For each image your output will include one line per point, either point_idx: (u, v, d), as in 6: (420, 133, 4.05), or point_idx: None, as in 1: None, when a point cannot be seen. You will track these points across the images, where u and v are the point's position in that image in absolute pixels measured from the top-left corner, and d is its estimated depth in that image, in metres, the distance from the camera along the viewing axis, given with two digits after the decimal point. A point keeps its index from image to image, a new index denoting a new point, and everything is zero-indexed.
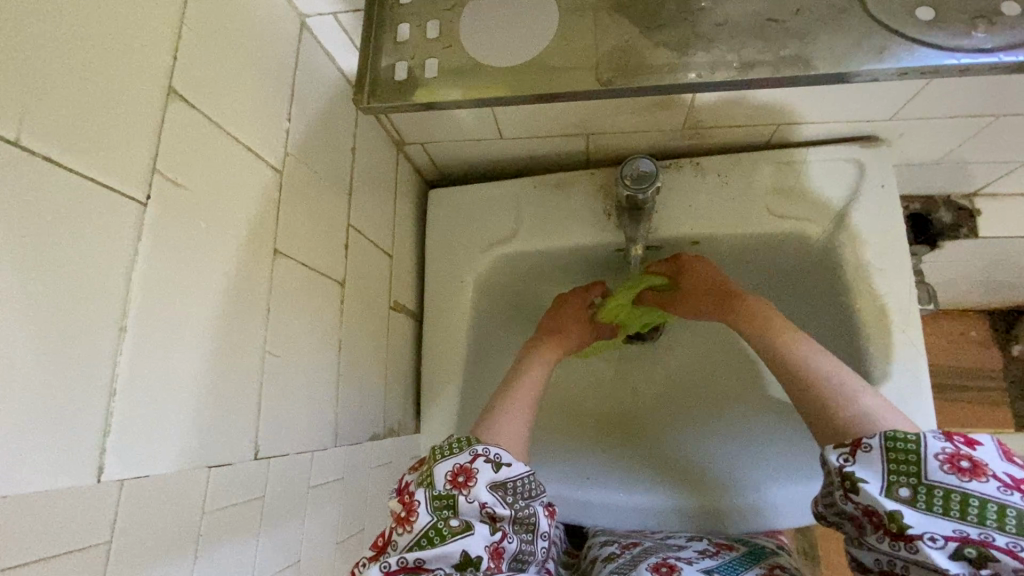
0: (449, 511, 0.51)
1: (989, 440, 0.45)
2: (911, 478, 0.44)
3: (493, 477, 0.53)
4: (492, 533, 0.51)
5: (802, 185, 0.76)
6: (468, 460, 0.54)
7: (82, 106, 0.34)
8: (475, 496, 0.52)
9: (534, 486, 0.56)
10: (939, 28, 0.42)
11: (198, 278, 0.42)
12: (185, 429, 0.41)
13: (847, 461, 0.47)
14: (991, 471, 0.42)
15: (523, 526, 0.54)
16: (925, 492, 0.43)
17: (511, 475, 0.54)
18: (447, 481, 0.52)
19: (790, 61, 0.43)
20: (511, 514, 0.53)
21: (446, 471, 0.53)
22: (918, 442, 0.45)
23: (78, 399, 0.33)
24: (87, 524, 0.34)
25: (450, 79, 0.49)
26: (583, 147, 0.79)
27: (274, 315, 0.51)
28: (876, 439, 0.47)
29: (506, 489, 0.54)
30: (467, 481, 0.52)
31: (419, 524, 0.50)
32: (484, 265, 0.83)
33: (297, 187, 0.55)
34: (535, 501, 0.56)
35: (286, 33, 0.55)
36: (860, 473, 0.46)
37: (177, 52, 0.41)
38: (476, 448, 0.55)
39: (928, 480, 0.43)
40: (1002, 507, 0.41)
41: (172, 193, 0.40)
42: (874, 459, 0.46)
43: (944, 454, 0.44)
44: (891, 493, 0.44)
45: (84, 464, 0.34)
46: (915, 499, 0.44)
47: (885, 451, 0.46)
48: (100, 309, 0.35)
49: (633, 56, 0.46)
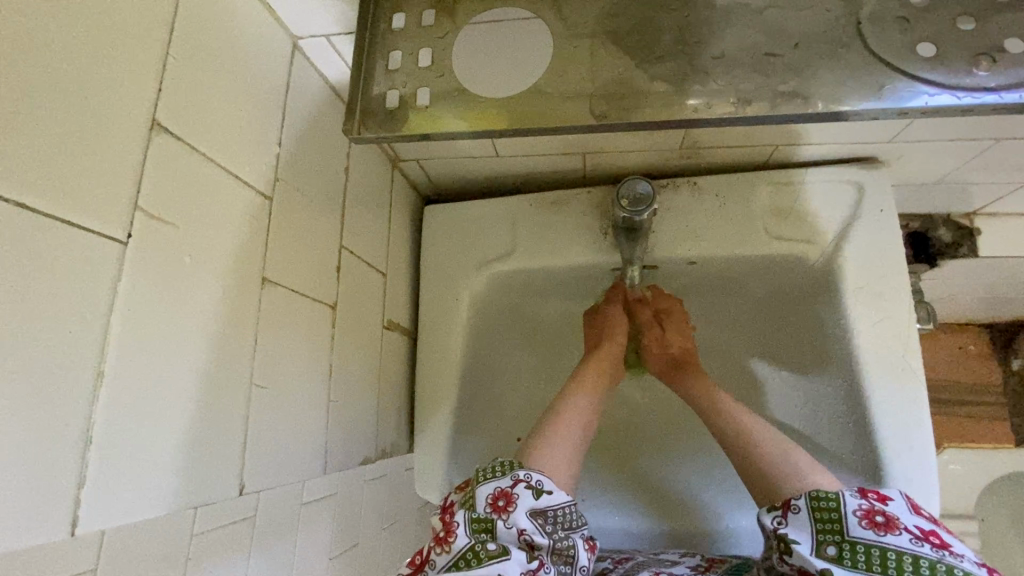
0: (487, 534, 0.51)
1: (901, 500, 0.46)
2: (835, 536, 0.44)
3: (533, 504, 0.53)
4: (529, 561, 0.49)
5: (802, 208, 0.75)
6: (509, 485, 0.53)
7: (58, 148, 0.33)
8: (513, 521, 0.51)
9: (574, 517, 0.55)
10: (941, 65, 0.41)
11: (182, 317, 0.41)
12: (167, 474, 0.40)
13: (779, 523, 0.48)
14: (901, 524, 0.44)
15: (561, 556, 0.53)
16: (849, 548, 0.43)
17: (552, 504, 0.54)
18: (487, 504, 0.52)
19: (788, 97, 0.43)
20: (550, 543, 0.52)
21: (486, 493, 0.53)
22: (835, 498, 0.46)
23: (54, 449, 0.32)
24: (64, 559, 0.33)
25: (443, 107, 0.48)
26: (580, 166, 0.78)
27: (263, 344, 0.50)
28: (800, 500, 0.48)
29: (546, 517, 0.53)
30: (507, 505, 0.52)
31: (457, 546, 0.50)
32: (479, 283, 0.82)
33: (288, 211, 0.54)
34: (576, 533, 0.54)
35: (277, 56, 0.54)
36: (791, 535, 0.46)
37: (161, 86, 0.40)
38: (518, 473, 0.55)
39: (849, 536, 0.44)
40: (914, 557, 0.41)
41: (157, 229, 0.39)
42: (801, 519, 0.47)
43: (861, 510, 0.45)
44: (819, 553, 0.44)
45: (57, 518, 0.33)
46: (841, 558, 0.43)
47: (811, 511, 0.47)
48: (78, 354, 0.34)
49: (627, 87, 0.45)
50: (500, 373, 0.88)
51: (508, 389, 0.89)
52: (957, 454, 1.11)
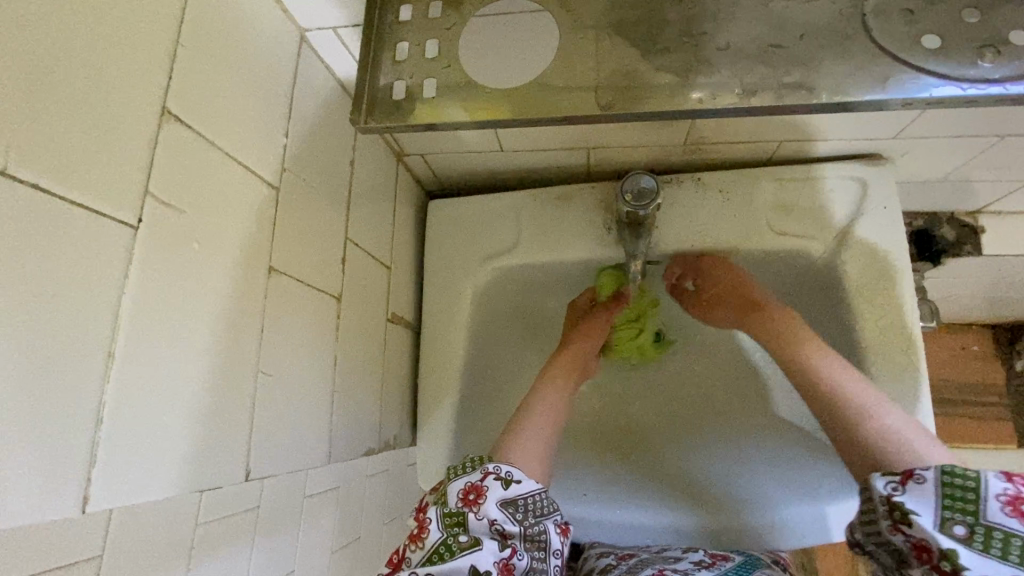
0: (459, 527, 0.51)
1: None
2: (967, 516, 0.41)
3: (503, 494, 0.53)
4: (501, 550, 0.50)
5: (805, 203, 0.75)
6: (478, 478, 0.54)
7: (71, 132, 0.34)
8: (484, 512, 0.52)
9: (546, 503, 0.56)
10: (946, 56, 0.42)
11: (189, 303, 0.42)
12: (175, 456, 0.40)
13: (897, 490, 0.45)
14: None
15: (534, 543, 0.53)
16: (983, 532, 0.41)
17: (521, 492, 0.54)
18: (457, 498, 0.53)
19: (793, 88, 0.43)
20: (522, 531, 0.53)
21: (458, 488, 0.54)
22: (976, 479, 0.42)
23: (64, 426, 0.33)
24: (64, 545, 0.33)
25: (449, 98, 0.49)
26: (585, 160, 0.79)
27: (269, 333, 0.51)
28: (930, 473, 0.44)
29: (517, 506, 0.53)
30: (477, 498, 0.53)
31: (430, 541, 0.51)
32: (483, 277, 0.83)
33: (294, 202, 0.55)
34: (547, 519, 0.55)
35: (284, 47, 0.54)
36: (911, 505, 0.44)
37: (171, 74, 0.41)
38: (487, 466, 0.56)
39: (986, 521, 0.41)
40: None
41: (165, 215, 0.40)
42: (926, 491, 0.44)
43: (1006, 497, 0.41)
44: (944, 529, 0.42)
45: (69, 495, 0.33)
46: (971, 539, 0.41)
47: (940, 485, 0.43)
48: (89, 335, 0.34)
49: (633, 78, 0.46)
50: (503, 368, 0.88)
51: (509, 382, 0.89)
52: (959, 454, 1.11)
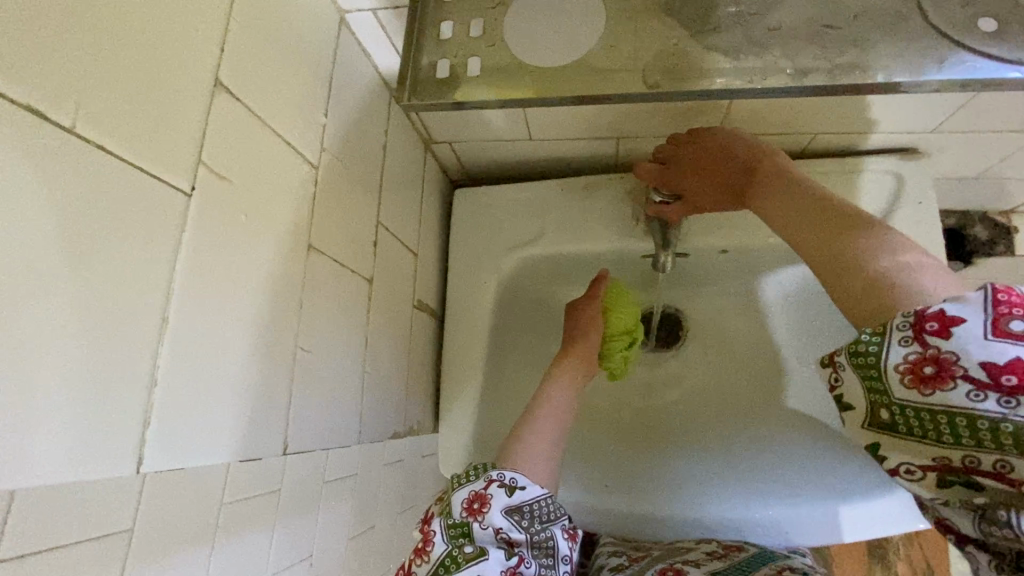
0: (465, 538, 0.51)
1: (974, 315, 0.32)
2: (884, 398, 0.36)
3: (508, 502, 0.53)
4: (508, 559, 0.49)
5: (839, 197, 0.73)
6: (482, 486, 0.54)
7: (136, 98, 0.34)
8: (489, 522, 0.51)
9: (552, 509, 0.55)
10: (1002, 39, 0.42)
11: (239, 273, 0.42)
12: (220, 425, 0.41)
13: (835, 385, 0.39)
14: (959, 371, 0.32)
15: (542, 550, 0.52)
16: (899, 414, 0.35)
17: (526, 499, 0.54)
18: (462, 509, 0.53)
19: (845, 69, 0.43)
20: (528, 538, 0.52)
21: (461, 498, 0.53)
22: (878, 355, 0.35)
23: (119, 388, 0.34)
24: (110, 517, 0.34)
25: (487, 80, 0.50)
26: (614, 150, 0.78)
27: (307, 310, 0.51)
28: (844, 357, 0.38)
29: (522, 513, 0.53)
30: (482, 507, 0.52)
31: (435, 553, 0.50)
32: (507, 265, 0.82)
33: (332, 181, 0.55)
34: (555, 525, 0.54)
35: (326, 27, 0.54)
36: (846, 401, 0.39)
37: (225, 46, 0.41)
38: (491, 474, 0.55)
39: (898, 399, 0.35)
40: (970, 418, 0.32)
41: (217, 185, 0.40)
42: (850, 384, 0.38)
43: (905, 364, 0.34)
44: (872, 420, 0.37)
45: (124, 456, 0.34)
46: (896, 423, 0.36)
47: (855, 369, 0.37)
48: (144, 301, 0.35)
49: (681, 58, 0.46)
50: (523, 353, 0.86)
51: (529, 365, 0.86)
52: None
